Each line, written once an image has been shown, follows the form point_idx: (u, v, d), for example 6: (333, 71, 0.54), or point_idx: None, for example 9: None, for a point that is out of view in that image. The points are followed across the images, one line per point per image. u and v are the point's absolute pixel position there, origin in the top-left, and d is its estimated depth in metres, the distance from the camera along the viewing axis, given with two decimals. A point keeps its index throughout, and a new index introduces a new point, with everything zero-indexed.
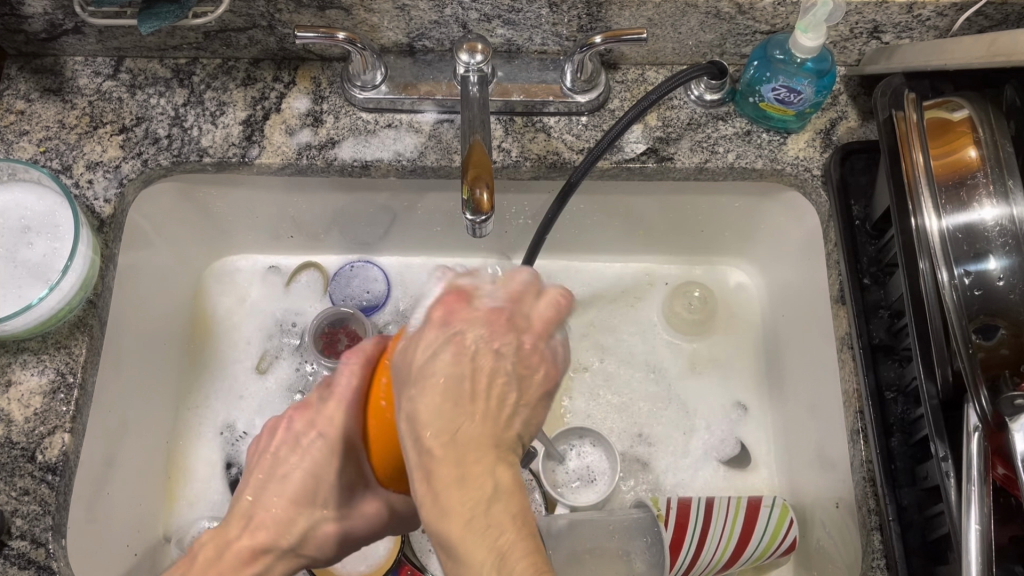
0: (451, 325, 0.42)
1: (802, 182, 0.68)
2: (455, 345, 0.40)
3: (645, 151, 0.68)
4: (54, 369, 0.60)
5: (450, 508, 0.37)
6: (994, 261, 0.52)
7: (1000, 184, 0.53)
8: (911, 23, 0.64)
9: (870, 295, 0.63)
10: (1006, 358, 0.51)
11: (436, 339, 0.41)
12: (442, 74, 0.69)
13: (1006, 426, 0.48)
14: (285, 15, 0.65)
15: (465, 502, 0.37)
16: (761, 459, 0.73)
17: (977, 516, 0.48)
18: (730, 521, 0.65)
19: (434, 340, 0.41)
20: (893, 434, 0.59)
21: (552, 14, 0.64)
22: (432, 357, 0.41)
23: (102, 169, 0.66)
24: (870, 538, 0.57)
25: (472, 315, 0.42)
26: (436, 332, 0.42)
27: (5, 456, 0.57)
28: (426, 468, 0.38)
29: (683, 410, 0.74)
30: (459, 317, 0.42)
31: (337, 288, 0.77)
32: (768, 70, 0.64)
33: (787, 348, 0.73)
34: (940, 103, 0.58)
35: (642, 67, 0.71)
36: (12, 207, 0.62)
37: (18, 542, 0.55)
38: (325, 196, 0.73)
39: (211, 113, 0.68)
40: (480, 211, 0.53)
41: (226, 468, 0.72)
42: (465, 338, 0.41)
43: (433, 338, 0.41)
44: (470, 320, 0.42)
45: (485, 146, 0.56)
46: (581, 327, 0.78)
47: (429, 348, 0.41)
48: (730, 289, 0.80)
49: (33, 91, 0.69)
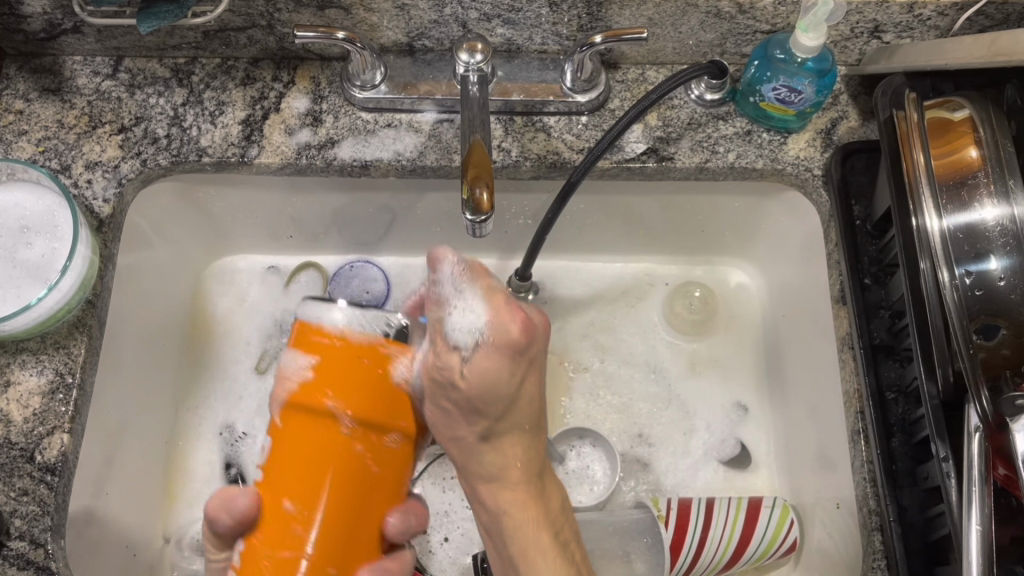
0: (523, 351, 0.48)
1: (802, 182, 0.68)
2: (513, 357, 0.48)
3: (645, 151, 0.67)
4: (53, 369, 0.60)
5: (537, 541, 0.50)
6: (995, 261, 0.52)
7: (1000, 184, 0.53)
8: (912, 23, 0.64)
9: (870, 295, 0.63)
10: (1007, 359, 0.51)
11: (515, 367, 0.48)
12: (442, 73, 0.69)
13: (1007, 426, 0.48)
14: (285, 15, 0.65)
15: (550, 531, 0.51)
16: (760, 459, 0.73)
17: (978, 517, 0.48)
18: (731, 521, 0.65)
19: (513, 365, 0.48)
20: (893, 434, 0.59)
21: (552, 14, 0.64)
22: (500, 387, 0.48)
23: (101, 169, 0.66)
24: (870, 538, 0.57)
25: (531, 327, 0.48)
26: (489, 354, 0.47)
27: (4, 457, 0.57)
28: (507, 504, 0.51)
29: (684, 411, 0.74)
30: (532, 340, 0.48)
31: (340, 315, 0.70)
32: (768, 70, 0.63)
33: (787, 348, 0.73)
34: (940, 103, 0.58)
35: (642, 67, 0.71)
36: (11, 207, 0.62)
37: (16, 542, 0.55)
38: (325, 196, 0.73)
39: (210, 113, 0.68)
40: (480, 212, 0.52)
41: (225, 468, 0.72)
42: (529, 359, 0.49)
43: (507, 368, 0.48)
44: (531, 338, 0.48)
45: (485, 146, 0.56)
46: (581, 327, 0.78)
47: (510, 378, 0.48)
48: (730, 289, 0.79)
49: (33, 91, 0.68)
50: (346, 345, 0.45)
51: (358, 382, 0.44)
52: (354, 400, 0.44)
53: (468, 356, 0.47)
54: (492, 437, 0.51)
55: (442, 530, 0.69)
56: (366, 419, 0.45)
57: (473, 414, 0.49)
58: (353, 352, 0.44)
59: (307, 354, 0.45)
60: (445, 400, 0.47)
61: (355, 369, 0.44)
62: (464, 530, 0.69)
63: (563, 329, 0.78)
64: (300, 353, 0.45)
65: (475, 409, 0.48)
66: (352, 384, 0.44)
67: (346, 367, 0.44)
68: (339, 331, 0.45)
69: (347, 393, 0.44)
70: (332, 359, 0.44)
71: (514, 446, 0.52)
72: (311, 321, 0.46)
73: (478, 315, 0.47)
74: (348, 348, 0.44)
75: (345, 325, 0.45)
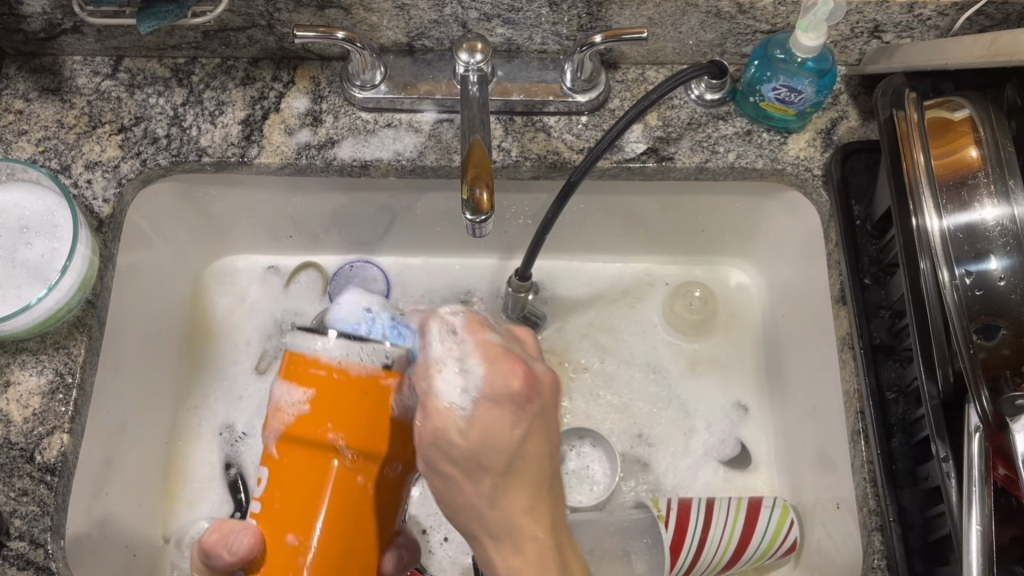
0: (524, 402, 0.43)
1: (802, 182, 0.67)
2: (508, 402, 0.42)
3: (645, 151, 0.67)
4: (53, 369, 0.60)
5: None
6: (995, 261, 0.52)
7: (1000, 184, 0.53)
8: (912, 23, 0.64)
9: (870, 295, 0.63)
10: (1006, 358, 0.51)
11: (516, 420, 0.42)
12: (442, 73, 0.69)
13: (1007, 426, 0.48)
14: (285, 15, 0.65)
15: None
16: (760, 459, 0.73)
17: (978, 517, 0.48)
18: (731, 521, 0.65)
19: (514, 418, 0.42)
20: (893, 434, 0.59)
21: (552, 14, 0.64)
22: (501, 438, 0.42)
23: (101, 169, 0.66)
24: (870, 538, 0.57)
25: (532, 383, 0.43)
26: (487, 410, 0.42)
27: (4, 457, 0.57)
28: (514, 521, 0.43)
29: (684, 411, 0.74)
30: (535, 392, 0.43)
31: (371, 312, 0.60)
32: (768, 70, 0.63)
33: (787, 348, 0.73)
34: (941, 103, 0.58)
35: (642, 67, 0.71)
36: (11, 207, 0.62)
37: (16, 542, 0.55)
38: (325, 196, 0.73)
39: (210, 113, 0.68)
40: (480, 212, 0.52)
41: (225, 468, 0.71)
42: (533, 413, 0.43)
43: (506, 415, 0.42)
44: (534, 392, 0.43)
45: (485, 146, 0.56)
46: (581, 328, 0.78)
47: (511, 430, 0.42)
48: (730, 289, 0.79)
49: (33, 91, 0.68)
50: (344, 376, 0.47)
51: (357, 413, 0.47)
52: (354, 430, 0.47)
53: (468, 412, 0.42)
54: (496, 496, 0.43)
55: (442, 530, 0.69)
56: (365, 448, 0.47)
57: (477, 472, 0.42)
58: (351, 385, 0.47)
59: (303, 385, 0.47)
60: (447, 462, 0.43)
61: (354, 400, 0.47)
62: None
63: (563, 329, 0.77)
64: (298, 383, 0.47)
65: (478, 468, 0.42)
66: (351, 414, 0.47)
67: (345, 397, 0.47)
68: (336, 363, 0.47)
69: (346, 424, 0.47)
70: (329, 389, 0.47)
71: (527, 513, 0.44)
72: (299, 352, 0.48)
73: (473, 368, 0.43)
74: (344, 380, 0.47)
75: (341, 355, 0.47)
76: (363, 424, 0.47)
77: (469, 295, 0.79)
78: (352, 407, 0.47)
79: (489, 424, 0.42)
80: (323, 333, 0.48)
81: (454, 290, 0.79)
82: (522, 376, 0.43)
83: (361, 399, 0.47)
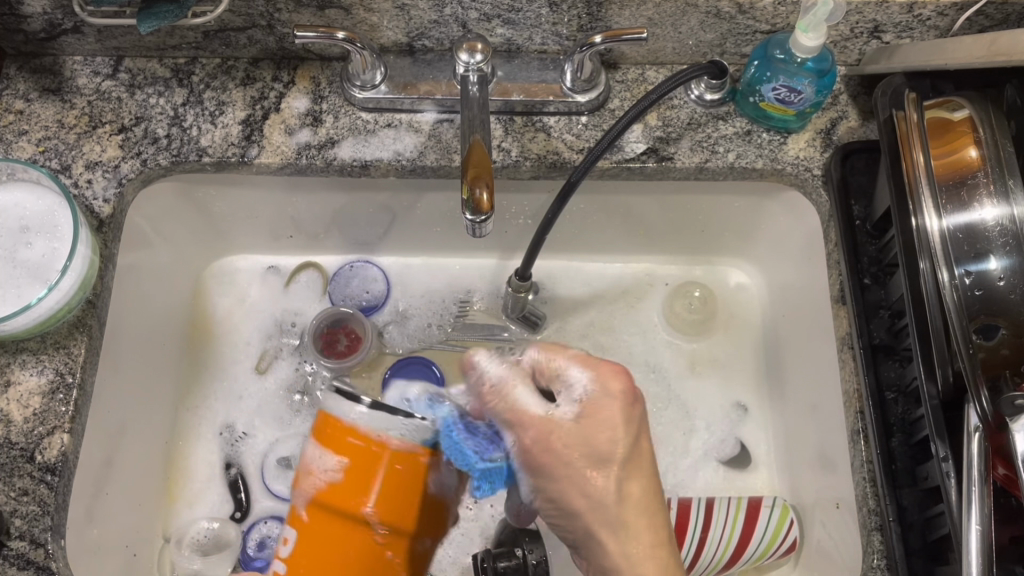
0: (632, 400, 0.55)
1: (802, 182, 0.68)
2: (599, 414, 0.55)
3: (645, 151, 0.67)
4: (53, 369, 0.60)
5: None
6: (995, 261, 0.52)
7: (1000, 184, 0.54)
8: (912, 23, 0.64)
9: (870, 295, 0.63)
10: (1006, 358, 0.51)
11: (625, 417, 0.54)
12: (442, 73, 0.69)
13: (1007, 426, 0.48)
14: (285, 15, 0.65)
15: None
16: (760, 459, 0.73)
17: (978, 517, 0.48)
18: (730, 521, 0.65)
19: (623, 415, 0.54)
20: (893, 434, 0.59)
21: (552, 14, 0.64)
22: (603, 435, 0.54)
23: (101, 169, 0.66)
24: (870, 538, 0.57)
25: (629, 393, 0.55)
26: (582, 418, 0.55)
27: (4, 457, 0.57)
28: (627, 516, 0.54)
29: (684, 411, 0.74)
30: (634, 398, 0.55)
31: (395, 401, 0.63)
32: (769, 70, 0.63)
33: (787, 348, 0.73)
34: (940, 103, 0.58)
35: (642, 67, 0.71)
36: (12, 207, 0.62)
37: (16, 542, 0.55)
38: (325, 196, 0.73)
39: (210, 113, 0.68)
40: (480, 211, 0.52)
41: (225, 468, 0.72)
42: (632, 414, 0.55)
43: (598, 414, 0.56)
44: (635, 396, 0.56)
45: (485, 146, 0.56)
46: (581, 328, 0.78)
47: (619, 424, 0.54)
48: (730, 289, 0.80)
49: (33, 91, 0.68)
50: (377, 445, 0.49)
51: (390, 484, 0.49)
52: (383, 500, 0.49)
53: (576, 413, 0.55)
54: (624, 476, 0.54)
55: None
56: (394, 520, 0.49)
57: (588, 467, 0.54)
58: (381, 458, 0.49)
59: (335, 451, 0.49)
60: (562, 466, 0.54)
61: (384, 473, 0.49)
62: (464, 530, 0.69)
63: (562, 329, 0.77)
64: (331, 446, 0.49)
65: (596, 461, 0.54)
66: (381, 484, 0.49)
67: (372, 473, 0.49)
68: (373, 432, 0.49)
69: (378, 496, 0.49)
70: (361, 459, 0.49)
71: (637, 490, 0.54)
72: (333, 416, 0.50)
73: (578, 380, 0.56)
74: (381, 453, 0.49)
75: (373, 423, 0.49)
76: (393, 500, 0.49)
77: (469, 295, 0.79)
78: (386, 481, 0.49)
79: (596, 418, 0.54)
80: (357, 399, 0.49)
81: (453, 290, 0.79)
82: (618, 384, 0.55)
83: (396, 473, 0.49)
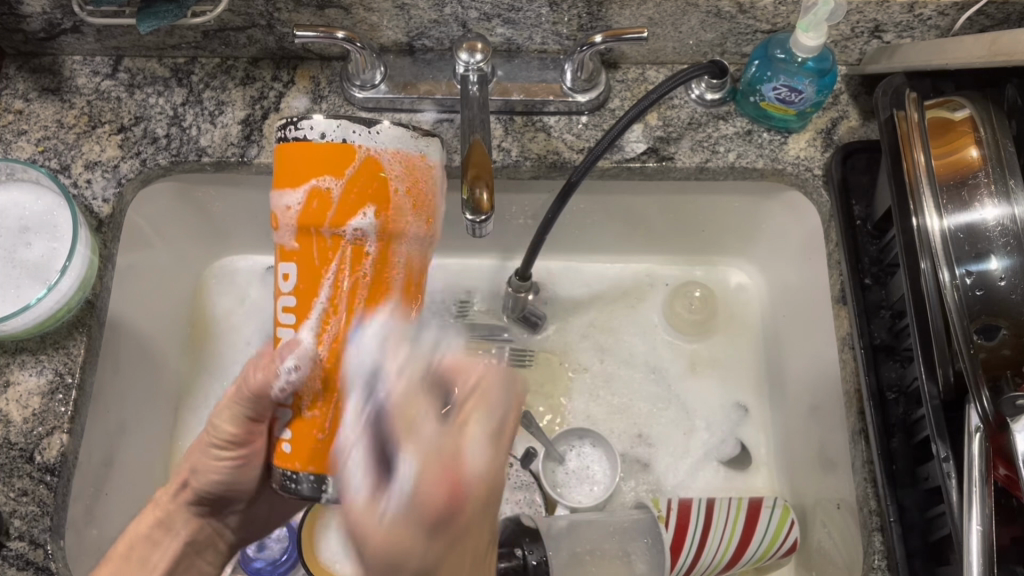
0: (445, 518, 0.40)
1: (802, 182, 0.67)
2: (451, 505, 0.40)
3: (645, 151, 0.67)
4: (52, 369, 0.60)
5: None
6: (995, 261, 0.52)
7: (1001, 184, 0.53)
8: (912, 23, 0.64)
9: (870, 295, 0.63)
10: (1008, 358, 0.51)
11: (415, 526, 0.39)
12: (442, 73, 0.68)
13: (1007, 426, 0.48)
14: (285, 15, 0.65)
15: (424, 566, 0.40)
16: (761, 459, 0.73)
17: (979, 517, 0.48)
18: (730, 524, 0.64)
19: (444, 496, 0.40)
20: (893, 434, 0.59)
21: (552, 14, 0.64)
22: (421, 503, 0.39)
23: (100, 169, 0.66)
24: (871, 539, 0.57)
25: (460, 496, 0.40)
26: (426, 478, 0.40)
27: (4, 457, 0.57)
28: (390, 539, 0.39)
29: (684, 411, 0.74)
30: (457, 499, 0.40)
31: None
32: (769, 70, 0.63)
33: (788, 348, 0.73)
34: (941, 103, 0.57)
35: (642, 67, 0.71)
36: (11, 207, 0.62)
37: (16, 542, 0.55)
38: None
39: (210, 113, 0.68)
40: (480, 212, 0.52)
41: None
42: (460, 525, 0.40)
43: (430, 523, 0.39)
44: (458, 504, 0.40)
45: (485, 146, 0.56)
46: (581, 328, 0.77)
47: (427, 494, 0.39)
48: (731, 290, 0.79)
49: (32, 91, 0.68)
50: (352, 154, 0.47)
51: (323, 159, 0.47)
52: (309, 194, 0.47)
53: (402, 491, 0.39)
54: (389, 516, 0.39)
55: None
56: (285, 226, 0.48)
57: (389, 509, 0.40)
58: (322, 148, 0.47)
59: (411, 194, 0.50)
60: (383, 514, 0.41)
61: (316, 167, 0.47)
62: None
63: (563, 330, 0.77)
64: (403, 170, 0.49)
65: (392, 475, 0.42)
66: (322, 170, 0.47)
67: (345, 174, 0.47)
68: (316, 137, 0.47)
69: (322, 171, 0.47)
70: (327, 163, 0.47)
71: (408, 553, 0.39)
72: (300, 146, 0.47)
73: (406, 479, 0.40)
74: (338, 152, 0.47)
75: (375, 144, 0.48)
76: (343, 184, 0.47)
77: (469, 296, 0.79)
78: (322, 160, 0.47)
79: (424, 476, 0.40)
80: (310, 120, 0.48)
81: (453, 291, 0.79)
82: (430, 428, 0.42)
83: (333, 156, 0.47)
